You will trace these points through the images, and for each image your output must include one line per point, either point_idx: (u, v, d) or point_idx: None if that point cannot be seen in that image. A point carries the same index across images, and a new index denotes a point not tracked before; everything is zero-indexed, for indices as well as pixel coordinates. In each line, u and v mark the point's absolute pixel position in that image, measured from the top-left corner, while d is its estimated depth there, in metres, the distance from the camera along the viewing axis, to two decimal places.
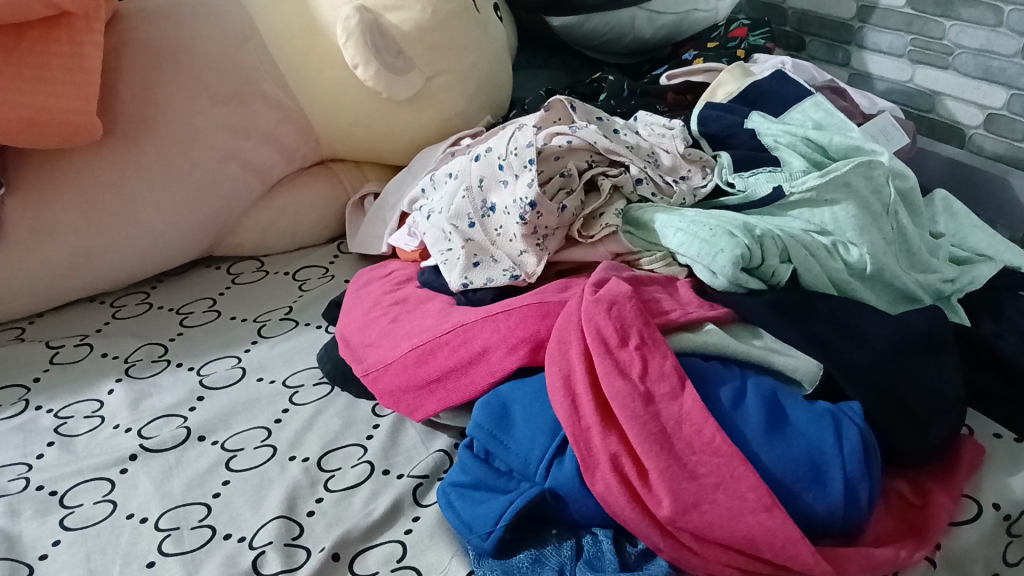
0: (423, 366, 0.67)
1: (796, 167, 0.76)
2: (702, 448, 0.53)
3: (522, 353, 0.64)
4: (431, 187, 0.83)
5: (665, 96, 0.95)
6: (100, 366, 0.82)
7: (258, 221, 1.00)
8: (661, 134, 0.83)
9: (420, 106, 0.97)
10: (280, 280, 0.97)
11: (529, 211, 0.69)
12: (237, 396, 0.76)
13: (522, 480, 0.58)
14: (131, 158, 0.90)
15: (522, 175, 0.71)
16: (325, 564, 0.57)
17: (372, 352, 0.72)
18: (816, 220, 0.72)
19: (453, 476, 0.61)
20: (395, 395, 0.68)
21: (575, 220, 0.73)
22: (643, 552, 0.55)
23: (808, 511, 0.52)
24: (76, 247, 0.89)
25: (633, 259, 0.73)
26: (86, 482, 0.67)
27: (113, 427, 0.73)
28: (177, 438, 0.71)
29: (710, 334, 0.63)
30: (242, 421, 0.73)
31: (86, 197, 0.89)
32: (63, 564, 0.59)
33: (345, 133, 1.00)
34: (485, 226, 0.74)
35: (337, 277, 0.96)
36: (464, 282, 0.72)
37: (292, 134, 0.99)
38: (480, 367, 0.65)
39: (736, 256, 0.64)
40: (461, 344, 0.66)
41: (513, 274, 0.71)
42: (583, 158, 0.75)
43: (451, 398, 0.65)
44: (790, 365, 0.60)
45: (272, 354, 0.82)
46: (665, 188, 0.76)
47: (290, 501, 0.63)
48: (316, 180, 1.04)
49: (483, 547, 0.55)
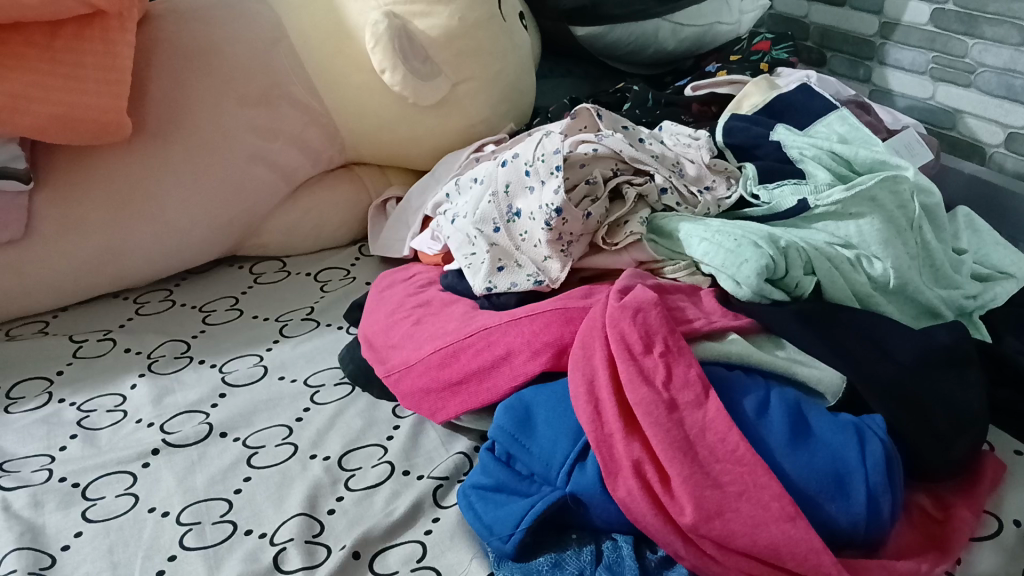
0: (445, 368, 0.67)
1: (822, 180, 0.75)
2: (726, 456, 0.54)
3: (545, 358, 0.64)
4: (456, 191, 0.83)
5: (690, 106, 0.95)
6: (123, 362, 0.82)
7: (283, 222, 1.01)
8: (686, 144, 0.83)
9: (444, 112, 0.98)
10: (301, 280, 0.96)
11: (555, 217, 0.68)
12: (259, 394, 0.76)
13: (544, 484, 0.59)
14: (159, 157, 0.91)
15: (549, 181, 0.70)
16: (346, 561, 0.57)
17: (395, 353, 0.72)
18: (840, 233, 0.72)
19: (475, 479, 0.61)
20: (417, 396, 0.68)
21: (599, 228, 0.73)
22: (663, 559, 0.55)
23: (830, 521, 0.52)
24: (103, 243, 0.90)
25: (656, 268, 0.73)
26: (110, 475, 0.68)
27: (136, 421, 0.74)
28: (200, 434, 0.71)
29: (734, 343, 0.63)
30: (264, 419, 0.73)
31: (113, 193, 0.90)
32: (85, 556, 0.60)
33: (370, 136, 1.00)
34: (511, 232, 0.73)
35: (358, 280, 0.95)
36: (489, 286, 0.71)
37: (319, 137, 0.99)
38: (504, 370, 0.65)
39: (761, 266, 0.64)
40: (485, 347, 0.66)
41: (537, 279, 0.70)
42: (609, 166, 0.75)
43: (473, 401, 0.65)
44: (814, 377, 0.61)
45: (294, 354, 0.82)
46: (689, 198, 0.76)
47: (311, 499, 0.63)
48: (340, 183, 1.04)
49: (504, 549, 0.56)
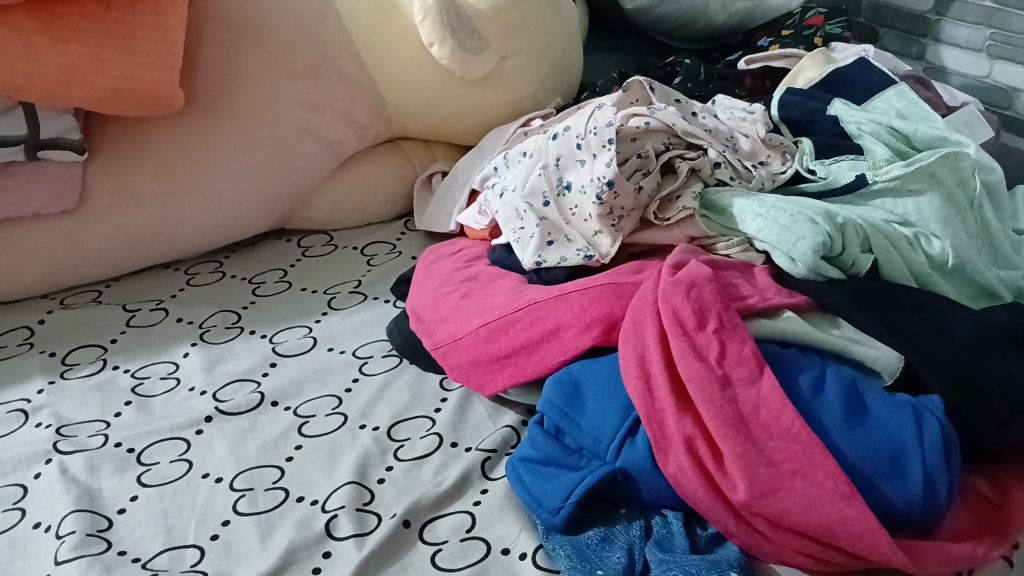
0: (494, 341, 0.68)
1: (880, 156, 0.74)
2: (780, 434, 0.53)
3: (595, 333, 0.63)
4: (505, 165, 0.82)
5: (744, 81, 0.93)
6: (175, 331, 0.84)
7: (330, 197, 1.00)
8: (741, 117, 0.81)
9: (491, 87, 0.97)
10: (348, 254, 0.96)
11: (607, 190, 0.68)
12: (309, 364, 0.77)
13: (592, 459, 0.59)
14: (209, 131, 0.92)
15: (600, 154, 0.70)
16: (396, 530, 0.58)
17: (443, 327, 0.72)
18: (898, 210, 0.70)
19: (524, 451, 0.61)
20: (466, 368, 0.69)
21: (651, 202, 0.72)
22: (713, 536, 0.55)
23: (886, 502, 0.51)
24: (154, 215, 0.91)
25: (708, 244, 0.72)
26: (163, 440, 0.69)
27: (189, 389, 0.75)
28: (252, 402, 0.73)
29: (788, 321, 0.62)
30: (314, 389, 0.74)
31: (165, 166, 0.91)
32: (141, 519, 0.61)
33: (416, 111, 1.00)
34: (561, 205, 0.72)
35: (405, 254, 0.95)
36: (538, 260, 0.71)
37: (366, 112, 0.99)
38: (553, 345, 0.65)
39: (817, 243, 0.63)
40: (534, 321, 0.66)
41: (586, 254, 0.69)
42: (661, 140, 0.73)
43: (521, 374, 0.66)
44: (870, 356, 0.59)
45: (342, 326, 0.83)
46: (743, 172, 0.74)
47: (361, 468, 0.64)
48: (387, 158, 1.04)
49: (553, 522, 0.56)
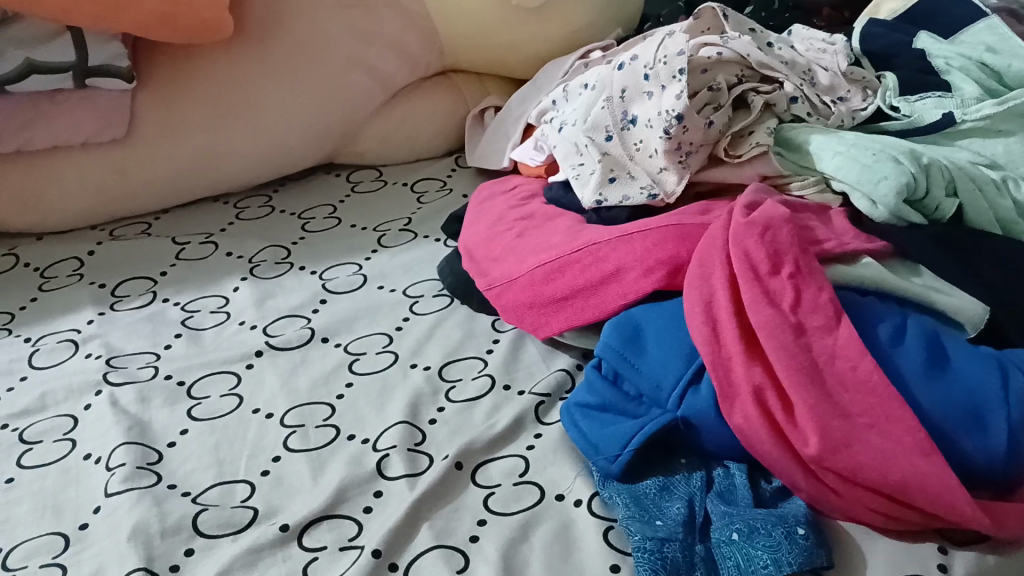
0: (550, 283, 0.65)
1: (969, 94, 0.67)
2: (856, 386, 0.50)
3: (659, 276, 0.60)
4: (564, 98, 0.78)
5: (821, 11, 0.87)
6: (225, 264, 0.83)
7: (380, 130, 0.97)
8: (821, 49, 0.76)
9: (549, 17, 0.93)
10: (398, 191, 0.93)
11: (676, 124, 0.63)
12: (359, 301, 0.76)
13: (653, 406, 0.56)
14: (259, 59, 0.90)
15: (670, 85, 0.65)
16: (449, 471, 0.56)
17: (497, 266, 0.69)
18: (985, 151, 0.65)
19: (579, 396, 0.59)
20: (520, 310, 0.66)
21: (722, 138, 0.67)
22: (778, 489, 0.52)
23: (966, 459, 0.48)
24: (204, 145, 0.90)
25: (782, 183, 0.67)
26: (213, 374, 0.68)
27: (239, 323, 0.75)
28: (302, 338, 0.72)
29: (867, 267, 0.58)
30: (365, 326, 0.73)
31: (215, 95, 0.89)
32: (192, 452, 0.61)
33: (470, 43, 0.96)
34: (624, 139, 0.68)
35: (455, 191, 0.92)
36: (598, 198, 0.67)
37: (418, 42, 0.96)
38: (614, 287, 0.62)
39: (900, 184, 0.59)
40: (593, 262, 0.63)
41: (651, 192, 0.65)
42: (734, 72, 0.68)
43: (579, 317, 0.63)
44: (953, 306, 0.55)
45: (392, 264, 0.81)
46: (821, 108, 0.69)
47: (413, 407, 0.63)
48: (438, 91, 1.00)
49: (610, 469, 0.54)
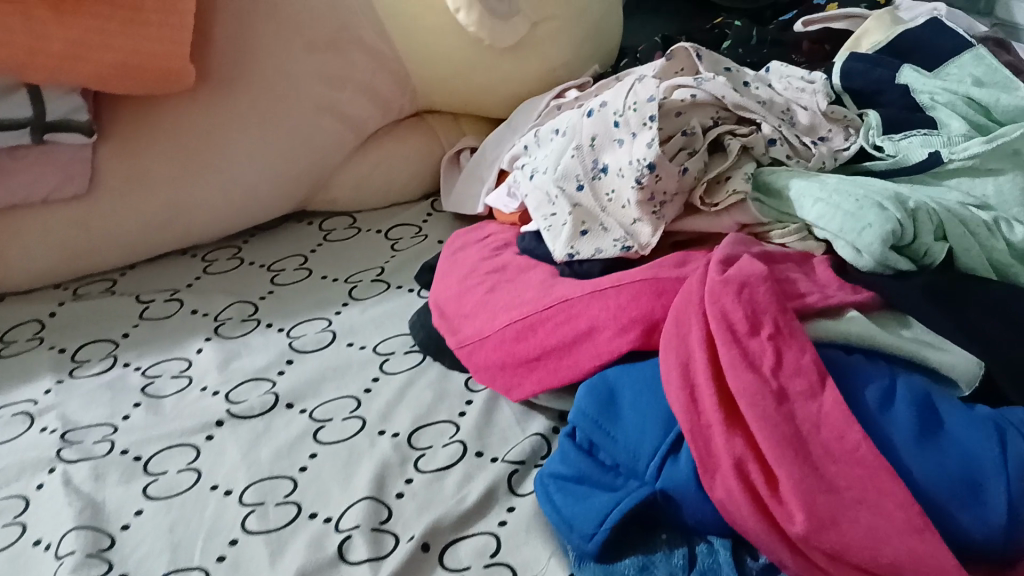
0: (521, 342, 0.62)
1: (956, 130, 0.64)
2: (844, 457, 0.46)
3: (634, 336, 0.57)
4: (536, 144, 0.75)
5: (800, 45, 0.85)
6: (189, 324, 0.80)
7: (353, 176, 0.94)
8: (800, 88, 0.72)
9: (523, 55, 0.91)
10: (371, 238, 0.90)
11: (647, 174, 0.60)
12: (327, 361, 0.73)
13: (630, 478, 0.53)
14: (226, 108, 0.87)
15: (640, 133, 0.62)
16: (414, 555, 0.53)
17: (468, 323, 0.66)
18: (975, 191, 0.62)
19: (553, 467, 0.56)
20: (491, 371, 0.63)
21: (697, 186, 0.65)
22: (765, 567, 0.49)
23: (962, 534, 0.44)
24: (170, 198, 0.87)
25: (761, 231, 0.65)
26: (172, 447, 0.65)
27: (201, 389, 0.71)
28: (266, 405, 0.68)
29: (853, 322, 0.55)
30: (332, 389, 0.70)
31: (180, 146, 0.86)
32: (147, 535, 0.57)
33: (443, 84, 0.94)
34: (595, 189, 0.65)
35: (430, 238, 0.89)
36: (570, 252, 0.64)
37: (389, 85, 0.93)
38: (587, 347, 0.59)
39: (885, 232, 0.56)
40: (566, 320, 0.60)
41: (624, 245, 0.62)
42: (709, 114, 0.66)
43: (552, 379, 0.60)
44: (945, 363, 0.52)
45: (363, 318, 0.78)
46: (801, 150, 0.66)
47: (379, 481, 0.59)
48: (411, 135, 0.97)
49: (585, 549, 0.51)
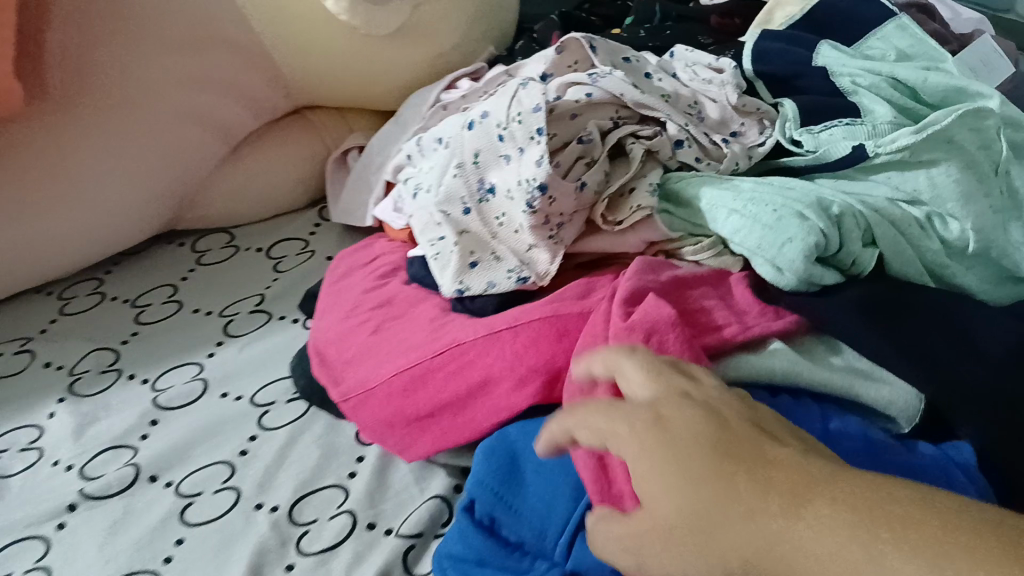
0: (411, 396, 0.54)
1: (881, 117, 0.58)
2: None
3: (534, 389, 0.49)
4: (420, 154, 0.67)
5: (708, 20, 0.77)
6: (41, 378, 0.70)
7: (227, 189, 0.84)
8: (707, 79, 0.64)
9: (407, 42, 0.81)
10: (251, 259, 0.81)
11: (539, 196, 0.53)
12: (198, 418, 0.64)
13: (537, 559, 0.45)
14: (71, 128, 0.75)
15: (528, 149, 0.54)
16: None
17: (352, 372, 0.58)
18: (906, 185, 0.55)
19: (450, 548, 0.48)
20: (380, 430, 0.54)
21: (598, 201, 0.57)
22: None
23: None
24: (14, 238, 0.74)
25: (672, 248, 0.57)
26: (17, 543, 0.56)
27: (53, 464, 0.62)
28: (124, 480, 0.60)
29: (777, 356, 0.48)
30: (203, 454, 0.61)
31: (19, 178, 0.74)
32: None
33: (321, 78, 0.83)
34: (484, 214, 0.57)
35: (318, 254, 0.80)
36: (459, 288, 0.56)
37: (258, 84, 0.83)
38: (483, 401, 0.51)
39: (807, 245, 0.49)
40: (459, 370, 0.52)
41: (520, 276, 0.55)
42: (608, 115, 0.59)
43: (447, 439, 0.52)
44: (881, 398, 0.46)
45: (239, 361, 0.69)
46: (710, 149, 0.59)
47: (254, 570, 0.51)
48: (292, 136, 0.88)
49: None
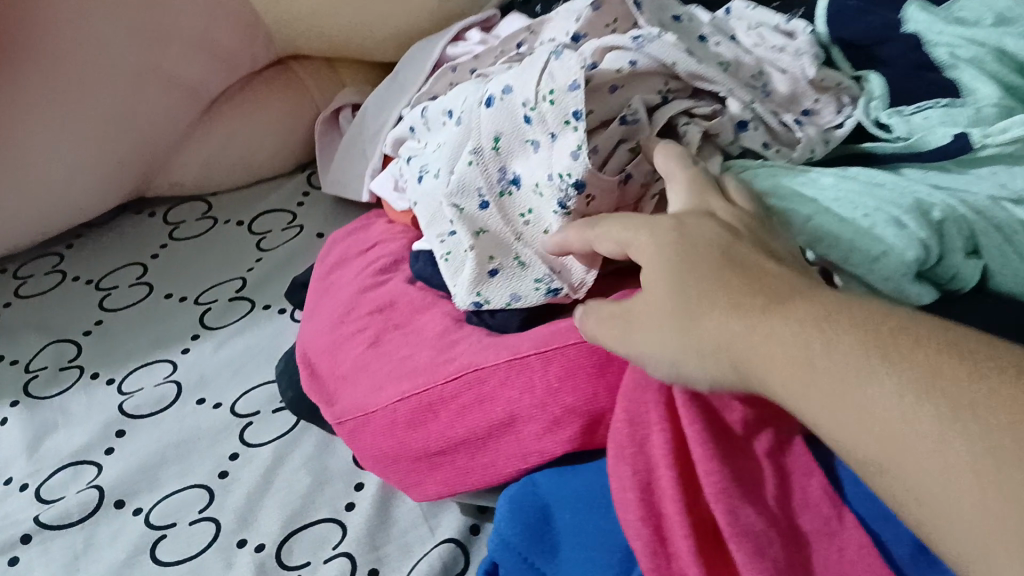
0: (419, 428, 0.45)
1: (986, 98, 0.47)
2: None
3: (569, 436, 0.40)
4: (425, 127, 0.57)
5: None
6: None
7: (198, 154, 0.75)
8: (778, 45, 0.53)
9: None
10: (230, 233, 0.72)
11: (575, 194, 0.44)
12: (170, 431, 0.56)
13: None
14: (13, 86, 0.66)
15: (562, 136, 0.44)
16: None
17: (347, 391, 0.50)
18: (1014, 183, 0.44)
19: None
20: (383, 462, 0.47)
21: (645, 198, 0.47)
22: None
23: None
24: None
25: None
26: None
27: (4, 484, 0.54)
28: (86, 505, 0.52)
29: None
30: (175, 476, 0.53)
31: None
32: None
33: (303, 28, 0.74)
34: (506, 210, 0.48)
35: (306, 229, 0.71)
36: (476, 300, 0.47)
37: (232, 35, 0.73)
38: (507, 443, 0.43)
39: (908, 259, 0.39)
40: (476, 404, 0.43)
41: (548, 287, 0.45)
42: (655, 87, 0.48)
43: (465, 482, 0.44)
44: None
45: (216, 360, 0.60)
46: (779, 131, 0.49)
47: None
48: (275, 90, 0.78)
49: None
